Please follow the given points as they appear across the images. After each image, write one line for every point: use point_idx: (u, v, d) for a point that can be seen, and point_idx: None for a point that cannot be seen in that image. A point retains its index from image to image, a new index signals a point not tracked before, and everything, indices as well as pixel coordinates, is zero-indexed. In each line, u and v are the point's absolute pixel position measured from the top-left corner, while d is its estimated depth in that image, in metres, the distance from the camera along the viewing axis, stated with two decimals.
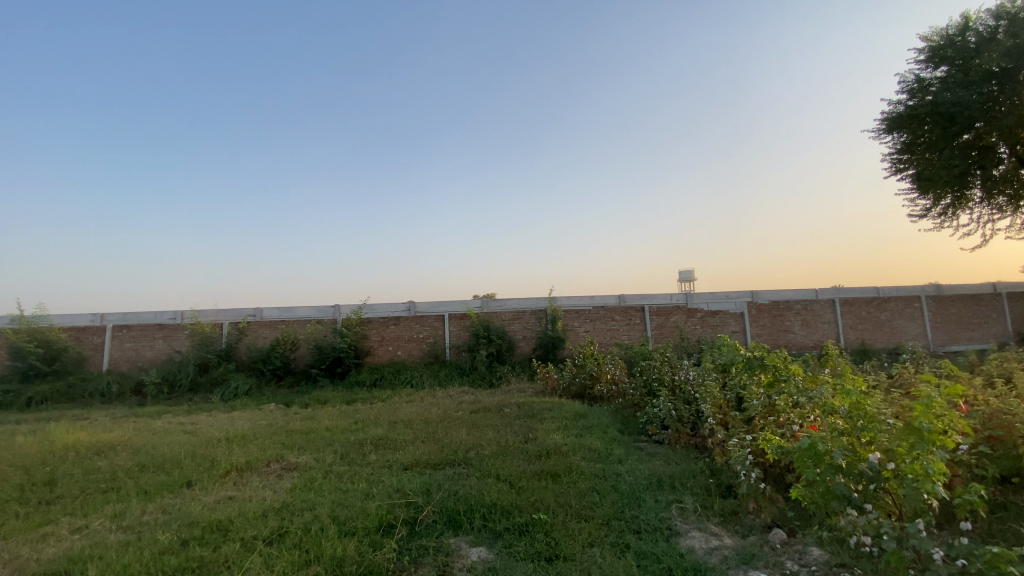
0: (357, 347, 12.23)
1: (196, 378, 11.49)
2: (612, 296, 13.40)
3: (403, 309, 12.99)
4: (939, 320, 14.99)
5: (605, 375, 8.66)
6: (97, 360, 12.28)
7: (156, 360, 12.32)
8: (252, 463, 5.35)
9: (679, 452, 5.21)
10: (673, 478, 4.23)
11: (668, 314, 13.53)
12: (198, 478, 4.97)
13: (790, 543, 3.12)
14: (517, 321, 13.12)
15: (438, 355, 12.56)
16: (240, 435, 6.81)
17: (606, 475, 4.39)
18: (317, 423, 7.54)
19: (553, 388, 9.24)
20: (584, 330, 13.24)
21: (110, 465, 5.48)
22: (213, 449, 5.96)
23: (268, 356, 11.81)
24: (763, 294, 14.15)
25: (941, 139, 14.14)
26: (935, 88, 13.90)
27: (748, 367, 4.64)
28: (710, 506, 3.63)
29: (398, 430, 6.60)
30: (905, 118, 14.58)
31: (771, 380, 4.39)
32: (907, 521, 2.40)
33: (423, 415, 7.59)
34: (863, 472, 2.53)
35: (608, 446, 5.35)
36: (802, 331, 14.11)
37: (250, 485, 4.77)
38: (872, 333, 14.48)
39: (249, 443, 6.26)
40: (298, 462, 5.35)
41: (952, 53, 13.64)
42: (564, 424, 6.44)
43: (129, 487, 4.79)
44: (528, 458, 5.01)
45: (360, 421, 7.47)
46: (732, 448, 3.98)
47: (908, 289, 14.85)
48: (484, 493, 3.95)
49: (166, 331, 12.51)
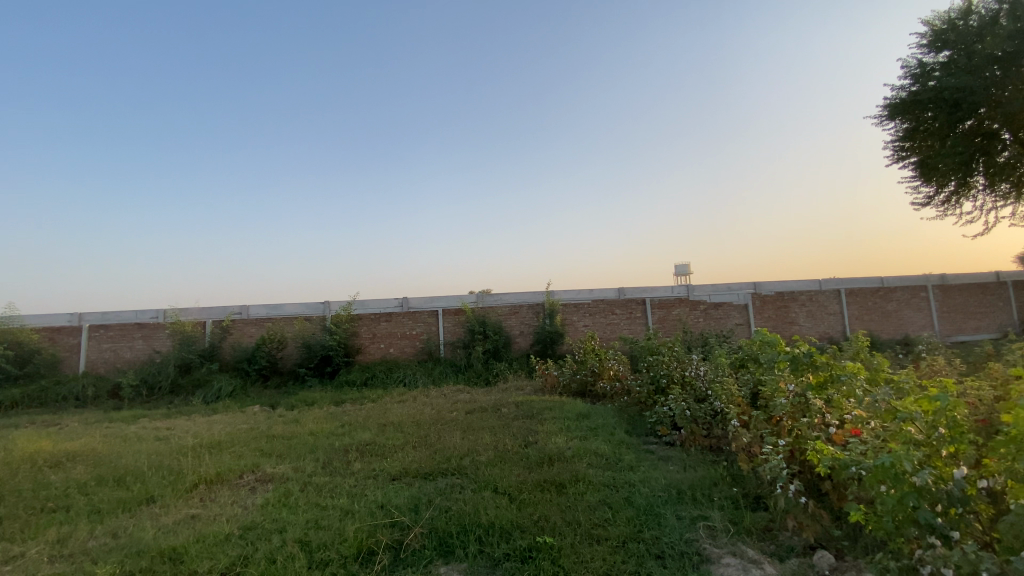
0: (347, 345, 11.69)
1: (177, 380, 10.92)
2: (611, 288, 12.93)
3: (395, 305, 12.48)
4: (946, 310, 14.61)
5: (607, 371, 8.20)
6: (74, 362, 11.70)
7: (136, 361, 11.74)
8: (223, 475, 4.83)
9: (694, 457, 4.77)
10: (693, 488, 3.76)
11: (670, 307, 13.08)
12: (160, 494, 4.45)
13: (842, 570, 2.65)
14: (514, 316, 12.62)
15: (432, 352, 12.04)
16: (216, 442, 6.28)
17: (618, 486, 3.90)
18: (301, 427, 7.03)
19: (552, 385, 8.78)
20: (584, 325, 12.74)
21: (65, 479, 4.95)
22: (182, 458, 5.43)
23: (254, 355, 11.25)
24: (767, 285, 13.70)
25: (944, 126, 13.70)
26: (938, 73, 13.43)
27: (794, 368, 3.78)
28: (741, 523, 3.15)
29: (387, 434, 6.11)
30: (908, 104, 14.11)
31: (821, 382, 3.63)
32: (1007, 554, 1.99)
33: (416, 416, 7.09)
34: (950, 494, 2.11)
35: (616, 450, 4.87)
36: (807, 323, 13.69)
37: (218, 501, 4.25)
38: (879, 323, 14.07)
39: (224, 451, 5.74)
40: (274, 472, 4.84)
41: (954, 37, 13.16)
42: (567, 425, 5.95)
43: (80, 507, 4.26)
44: (528, 465, 4.52)
45: (347, 424, 6.96)
46: (762, 456, 3.52)
47: (913, 279, 14.46)
48: (480, 510, 3.45)
49: (147, 330, 11.93)
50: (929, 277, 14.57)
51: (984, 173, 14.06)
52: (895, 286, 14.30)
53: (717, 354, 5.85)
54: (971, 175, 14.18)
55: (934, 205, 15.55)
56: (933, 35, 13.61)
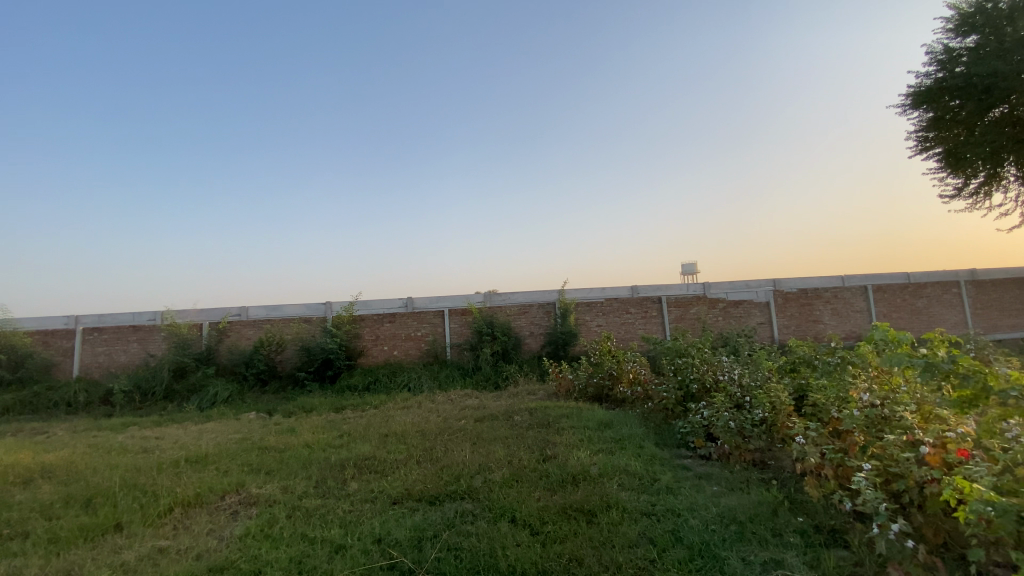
0: (349, 348, 11.14)
1: (172, 386, 10.39)
2: (625, 286, 12.32)
3: (399, 305, 11.90)
4: (979, 307, 13.84)
5: (627, 374, 7.56)
6: (67, 367, 11.22)
7: (131, 365, 11.25)
8: (203, 496, 4.27)
9: (738, 474, 4.16)
10: (752, 520, 3.19)
11: (687, 306, 12.43)
12: (129, 519, 3.88)
13: None
14: (523, 316, 12.01)
15: (438, 354, 11.49)
16: (204, 455, 5.73)
17: (660, 515, 3.32)
18: (297, 437, 6.45)
19: (566, 390, 8.18)
20: (597, 325, 12.11)
21: (30, 498, 4.40)
22: (161, 475, 4.87)
23: (252, 359, 10.73)
24: (789, 282, 13.01)
25: (972, 114, 12.89)
26: (966, 58, 12.63)
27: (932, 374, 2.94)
28: (824, 569, 2.61)
29: (389, 446, 5.54)
30: (934, 92, 13.36)
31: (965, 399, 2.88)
32: None
33: (421, 425, 6.51)
34: None
35: (649, 468, 4.25)
36: (833, 321, 12.96)
37: (191, 531, 3.66)
38: (908, 321, 13.33)
39: (210, 467, 5.18)
40: (259, 493, 4.26)
41: (982, 20, 12.37)
42: (587, 437, 5.32)
43: (36, 535, 3.70)
44: (549, 487, 3.90)
45: (346, 434, 6.38)
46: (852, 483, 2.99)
47: (944, 274, 13.70)
48: (497, 550, 2.89)
49: (142, 333, 11.43)
50: (961, 272, 13.81)
51: (1017, 163, 13.25)
52: (925, 282, 13.54)
53: (763, 357, 5.20)
54: (1001, 166, 13.37)
55: (962, 198, 14.76)
56: (959, 19, 12.82)
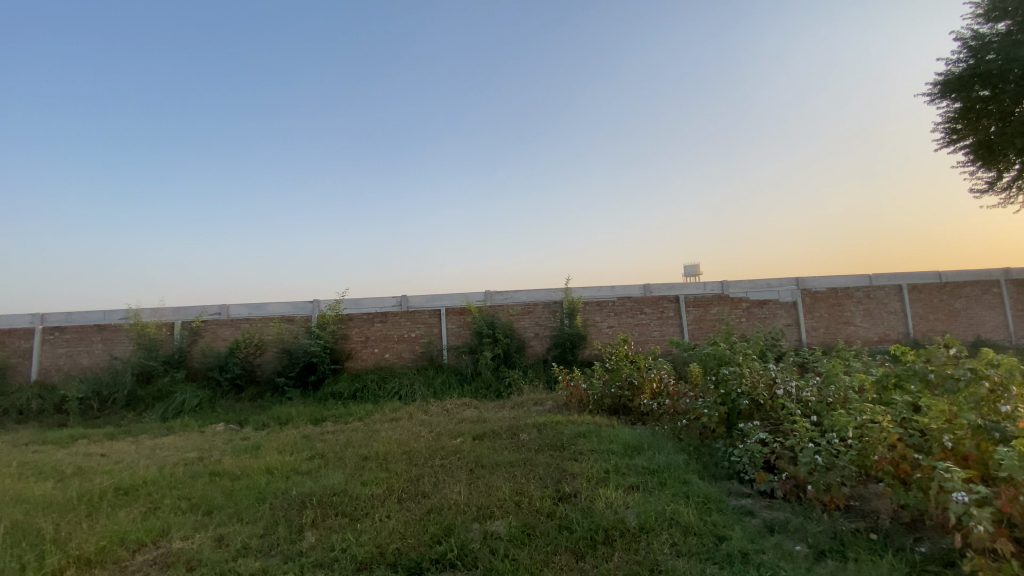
0: (335, 351, 10.06)
1: (136, 392, 9.33)
2: (637, 285, 11.22)
3: (392, 304, 10.81)
4: (1020, 308, 12.71)
5: (649, 384, 6.49)
6: (24, 370, 10.15)
7: (95, 368, 10.18)
8: (108, 555, 3.22)
9: (827, 524, 3.08)
10: None
11: (707, 305, 11.36)
12: None
13: None
14: (527, 316, 10.94)
15: (434, 357, 10.40)
16: (139, 484, 4.67)
17: None
18: (258, 459, 5.36)
19: (579, 401, 7.13)
20: (608, 326, 11.04)
21: None
22: (67, 520, 3.81)
23: (226, 362, 9.63)
24: (816, 281, 11.91)
25: (1006, 104, 11.65)
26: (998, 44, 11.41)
27: None
28: None
29: (366, 473, 4.46)
30: (965, 79, 12.06)
31: None
32: None
33: (407, 444, 5.43)
34: None
35: (704, 517, 3.17)
36: (865, 323, 11.87)
37: None
38: (946, 323, 12.20)
39: (136, 503, 4.13)
40: (183, 548, 3.23)
41: (1015, 4, 11.12)
42: (613, 467, 4.21)
43: None
44: (574, 548, 2.82)
45: (319, 456, 5.31)
46: None
47: (983, 273, 12.54)
48: None
49: (107, 333, 10.35)
50: (1000, 270, 12.65)
51: None
52: (963, 280, 12.40)
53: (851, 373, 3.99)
54: None
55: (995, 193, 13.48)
56: (991, 2, 11.58)
